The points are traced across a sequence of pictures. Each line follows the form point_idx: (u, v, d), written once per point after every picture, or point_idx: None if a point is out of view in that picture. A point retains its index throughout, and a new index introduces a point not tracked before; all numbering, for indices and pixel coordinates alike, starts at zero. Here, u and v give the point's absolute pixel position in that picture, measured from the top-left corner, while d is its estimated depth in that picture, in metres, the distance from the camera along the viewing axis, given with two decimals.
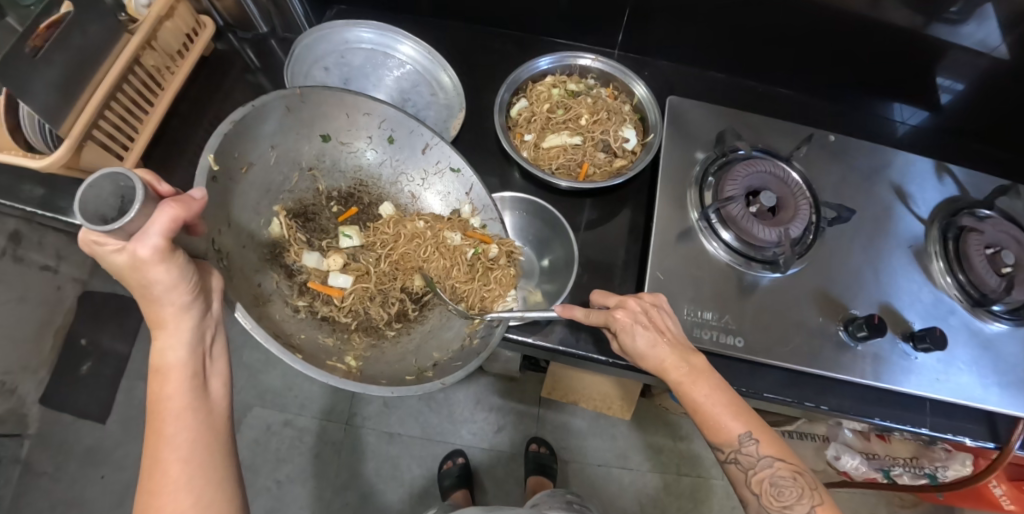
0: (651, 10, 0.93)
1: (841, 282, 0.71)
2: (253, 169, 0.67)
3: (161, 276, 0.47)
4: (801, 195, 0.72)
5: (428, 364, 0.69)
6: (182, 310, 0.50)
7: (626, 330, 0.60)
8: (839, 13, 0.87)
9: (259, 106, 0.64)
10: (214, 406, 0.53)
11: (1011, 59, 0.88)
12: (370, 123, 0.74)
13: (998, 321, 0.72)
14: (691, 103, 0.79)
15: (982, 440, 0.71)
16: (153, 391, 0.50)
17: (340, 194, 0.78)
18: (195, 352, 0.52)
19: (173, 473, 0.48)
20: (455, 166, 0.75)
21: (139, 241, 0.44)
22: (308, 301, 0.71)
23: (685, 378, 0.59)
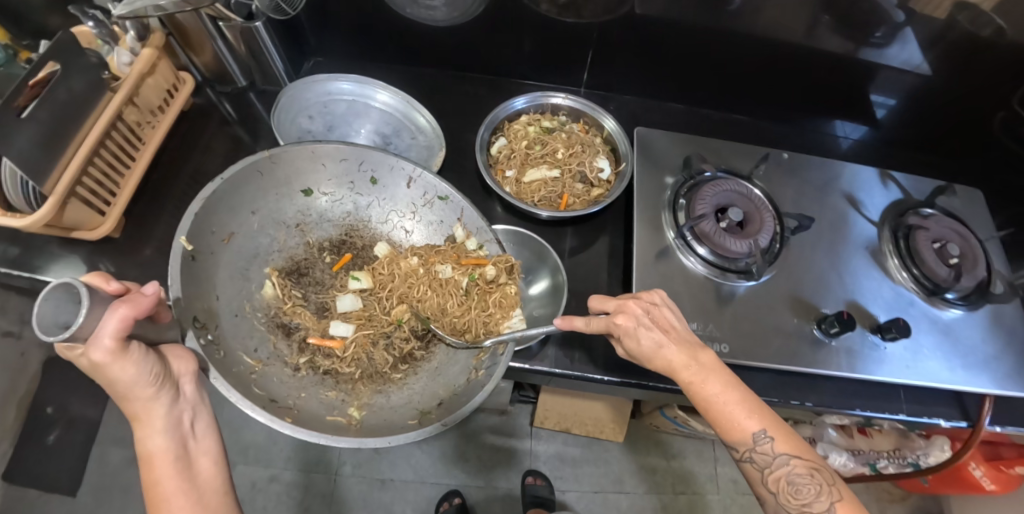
0: (611, 50, 1.02)
1: (811, 285, 0.76)
2: (236, 237, 0.71)
3: (128, 373, 0.50)
4: (765, 208, 0.77)
5: (433, 405, 0.68)
6: (151, 401, 0.53)
7: (630, 333, 0.63)
8: (779, 42, 0.97)
9: (232, 178, 0.68)
10: (202, 481, 0.58)
11: (932, 74, 0.99)
12: (348, 166, 0.77)
13: (954, 308, 0.78)
14: (656, 132, 0.85)
15: (957, 420, 0.75)
16: (147, 476, 0.55)
17: (332, 243, 0.82)
18: (176, 435, 0.56)
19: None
20: (443, 193, 0.78)
21: (92, 346, 0.47)
22: (308, 356, 0.72)
23: (695, 377, 0.61)
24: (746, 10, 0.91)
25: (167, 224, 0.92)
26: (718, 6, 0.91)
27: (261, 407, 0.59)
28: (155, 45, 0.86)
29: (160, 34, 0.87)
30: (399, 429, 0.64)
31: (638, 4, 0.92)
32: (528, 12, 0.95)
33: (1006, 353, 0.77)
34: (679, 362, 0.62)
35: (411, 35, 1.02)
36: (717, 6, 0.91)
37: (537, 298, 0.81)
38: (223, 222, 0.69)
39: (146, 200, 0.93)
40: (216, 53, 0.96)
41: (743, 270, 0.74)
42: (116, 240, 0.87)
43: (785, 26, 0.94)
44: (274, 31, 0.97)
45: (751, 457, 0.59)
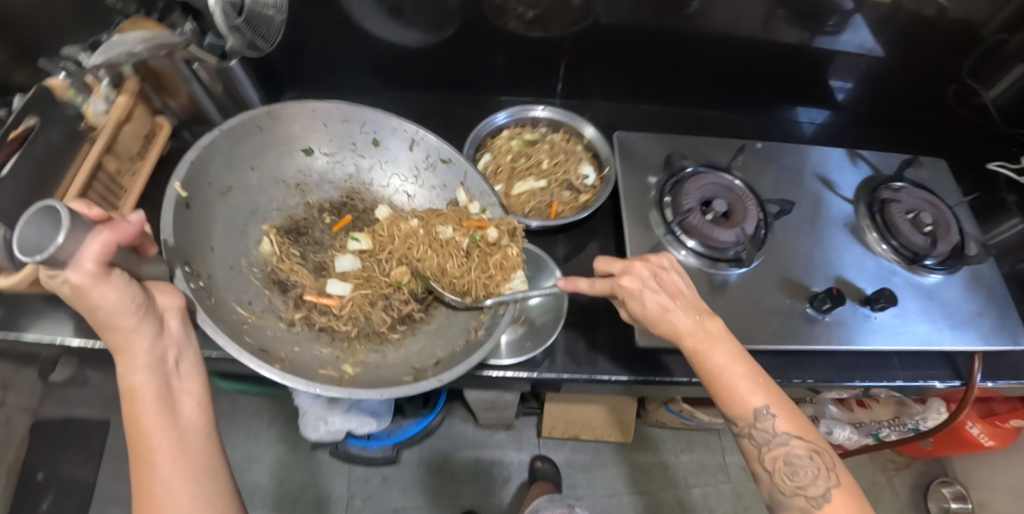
0: (581, 60, 1.05)
1: (798, 266, 0.78)
2: (234, 192, 0.73)
3: (110, 298, 0.44)
4: (747, 198, 0.80)
5: (429, 364, 0.67)
6: (134, 331, 0.47)
7: (635, 295, 0.63)
8: (739, 39, 1.01)
9: (235, 128, 0.71)
10: (189, 419, 0.50)
11: (885, 55, 1.04)
12: (350, 127, 0.80)
13: (934, 273, 0.81)
14: (635, 135, 0.88)
15: (949, 380, 0.78)
16: (128, 414, 0.47)
17: (332, 205, 0.84)
18: (160, 367, 0.49)
19: (156, 494, 0.46)
20: (446, 155, 0.82)
21: (71, 265, 0.42)
22: (304, 311, 0.72)
23: (701, 345, 0.61)
24: (701, 13, 0.97)
25: None
26: (676, 10, 0.96)
27: (249, 354, 0.58)
28: (130, 91, 0.86)
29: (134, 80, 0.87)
30: (392, 384, 0.63)
31: (602, 14, 0.96)
32: (498, 30, 0.98)
33: (986, 309, 0.81)
34: (686, 326, 0.62)
35: (385, 62, 1.04)
36: (675, 10, 0.96)
37: (541, 308, 0.81)
38: (224, 173, 0.71)
39: None
40: (192, 95, 0.96)
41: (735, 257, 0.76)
42: None
43: (741, 23, 0.99)
44: (248, 68, 0.97)
45: (750, 431, 0.58)
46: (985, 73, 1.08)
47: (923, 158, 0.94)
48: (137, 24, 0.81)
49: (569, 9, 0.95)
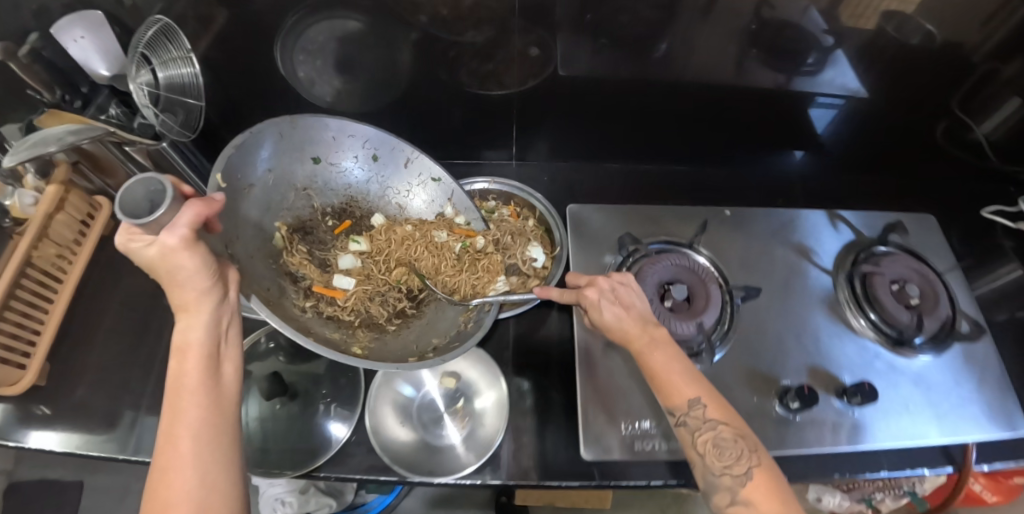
0: (543, 115, 1.00)
1: (768, 356, 0.72)
2: (253, 189, 0.70)
3: (188, 265, 0.52)
4: (710, 280, 0.74)
5: (428, 349, 0.72)
6: (203, 296, 0.54)
7: (594, 306, 0.64)
8: (711, 87, 0.94)
9: (252, 132, 0.67)
10: (225, 389, 0.53)
11: (869, 95, 0.96)
12: (353, 142, 0.77)
13: (923, 353, 0.75)
14: (589, 209, 0.83)
15: (941, 467, 0.73)
16: (175, 370, 0.52)
17: (334, 210, 0.82)
18: (214, 335, 0.54)
19: (183, 445, 0.48)
20: (438, 175, 0.82)
21: (169, 231, 0.51)
22: (312, 301, 0.74)
23: (643, 346, 0.61)
24: (670, 57, 0.87)
25: (98, 361, 0.88)
26: (642, 56, 0.87)
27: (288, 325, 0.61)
28: (60, 179, 0.83)
29: (66, 166, 0.84)
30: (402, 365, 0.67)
31: (561, 66, 0.89)
32: (451, 85, 0.92)
33: (981, 392, 0.74)
34: (636, 329, 0.62)
35: None
36: (642, 58, 0.87)
37: (481, 417, 0.78)
38: (237, 171, 0.66)
39: (74, 338, 0.89)
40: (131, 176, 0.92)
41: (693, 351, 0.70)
42: (42, 388, 0.83)
43: (714, 68, 0.90)
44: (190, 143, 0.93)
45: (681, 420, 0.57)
46: (975, 105, 0.97)
47: (908, 220, 0.86)
48: (58, 116, 0.75)
49: (528, 58, 0.87)
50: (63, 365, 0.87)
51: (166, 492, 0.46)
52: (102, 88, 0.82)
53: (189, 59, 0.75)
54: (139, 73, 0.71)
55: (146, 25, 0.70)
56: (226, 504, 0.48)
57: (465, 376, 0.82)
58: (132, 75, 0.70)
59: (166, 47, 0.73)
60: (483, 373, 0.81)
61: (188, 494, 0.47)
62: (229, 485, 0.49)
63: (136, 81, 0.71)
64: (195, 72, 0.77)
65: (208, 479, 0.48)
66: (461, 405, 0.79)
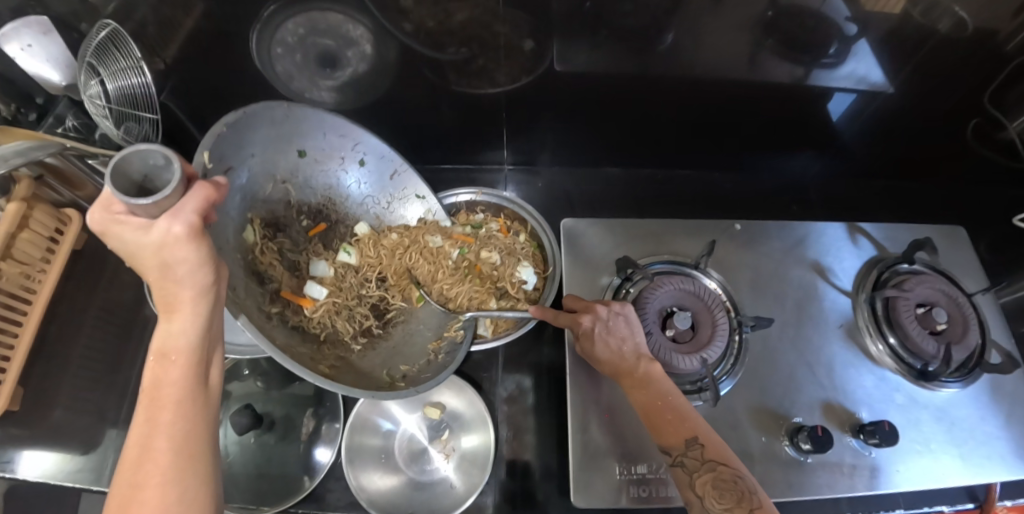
0: (538, 115, 0.92)
1: (778, 391, 0.67)
2: (231, 174, 0.57)
3: (190, 259, 0.44)
4: (717, 305, 0.67)
5: (398, 376, 0.66)
6: (200, 295, 0.45)
7: (588, 334, 0.61)
8: (723, 83, 0.85)
9: (247, 112, 0.56)
10: (212, 396, 0.46)
11: (895, 91, 0.86)
12: (346, 144, 0.69)
13: (947, 386, 0.68)
14: (585, 224, 0.76)
15: (960, 503, 0.70)
16: (154, 375, 0.44)
17: (310, 209, 0.69)
18: (205, 337, 0.46)
19: (162, 462, 0.41)
20: (423, 194, 0.77)
21: (174, 216, 0.43)
22: (278, 311, 0.61)
23: (637, 382, 0.57)
24: (676, 51, 0.78)
25: (73, 383, 0.84)
26: (647, 50, 0.78)
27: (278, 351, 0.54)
28: (21, 196, 0.75)
29: (28, 181, 0.77)
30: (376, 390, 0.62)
31: (556, 62, 0.80)
32: (440, 84, 0.84)
33: (1011, 429, 0.68)
34: (632, 358, 0.59)
35: None
36: (646, 52, 0.78)
37: (467, 457, 0.72)
38: (221, 153, 0.54)
39: None
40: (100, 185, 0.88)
41: (695, 387, 0.65)
42: (16, 412, 0.79)
43: (725, 63, 0.81)
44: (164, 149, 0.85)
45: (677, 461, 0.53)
46: (1009, 100, 0.85)
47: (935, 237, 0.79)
48: (7, 133, 0.70)
49: (522, 52, 0.78)
50: (36, 386, 0.82)
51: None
52: (59, 99, 0.77)
53: (141, 68, 0.70)
54: (87, 85, 0.69)
55: (95, 29, 0.66)
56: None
57: (449, 406, 0.76)
58: (80, 87, 0.68)
59: (115, 57, 0.68)
60: (468, 405, 0.76)
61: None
62: (211, 507, 0.43)
63: (85, 93, 0.69)
64: (148, 82, 0.72)
65: (190, 498, 0.41)
66: (447, 441, 0.74)
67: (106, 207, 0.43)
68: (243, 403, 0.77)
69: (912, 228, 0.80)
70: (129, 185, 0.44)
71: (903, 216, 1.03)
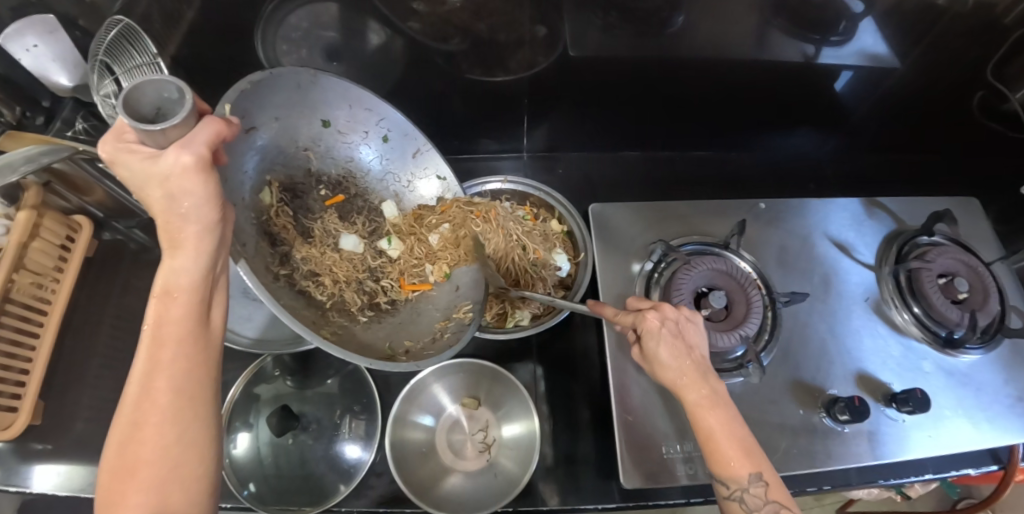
0: (554, 101, 0.92)
1: (812, 365, 0.69)
2: (255, 134, 0.56)
3: (196, 194, 0.41)
4: (751, 284, 0.69)
5: (400, 351, 0.63)
6: (205, 232, 0.43)
7: (651, 333, 0.56)
8: (735, 63, 0.85)
9: (274, 74, 0.56)
10: (214, 337, 0.45)
11: (901, 66, 0.87)
12: (369, 118, 0.68)
13: (969, 352, 0.70)
14: (612, 208, 0.78)
15: (986, 465, 0.72)
16: (156, 312, 0.42)
17: (329, 179, 0.68)
18: (208, 277, 0.44)
19: (163, 402, 0.40)
20: (444, 174, 0.74)
21: (182, 147, 0.40)
22: (287, 271, 0.59)
23: (702, 402, 0.54)
24: (685, 31, 0.77)
25: (94, 390, 0.79)
26: (657, 32, 0.77)
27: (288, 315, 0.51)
28: (30, 203, 0.72)
29: (37, 188, 0.73)
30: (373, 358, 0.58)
31: (571, 46, 0.79)
32: (451, 72, 0.83)
33: None
34: (695, 378, 0.55)
35: None
36: (658, 34, 0.78)
37: (510, 445, 0.73)
38: (244, 111, 0.54)
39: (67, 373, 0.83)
40: (109, 189, 0.83)
41: (734, 364, 0.66)
42: (38, 427, 0.75)
43: (732, 42, 0.80)
44: None
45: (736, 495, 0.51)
46: (1012, 73, 0.86)
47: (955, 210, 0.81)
48: (16, 138, 0.67)
49: (535, 38, 0.77)
50: (57, 399, 0.78)
51: (137, 453, 0.39)
52: (66, 100, 0.76)
53: (157, 65, 0.67)
54: (101, 84, 0.66)
55: (106, 26, 0.62)
56: (204, 468, 0.42)
57: (484, 397, 0.77)
58: (94, 87, 0.66)
59: (129, 53, 0.65)
60: (506, 394, 0.76)
61: (162, 459, 0.39)
62: (210, 448, 0.42)
63: (99, 93, 0.67)
64: None
65: (189, 439, 0.41)
66: (488, 430, 0.75)
67: (118, 136, 0.41)
68: (274, 404, 0.75)
69: (928, 200, 0.82)
70: (140, 119, 0.42)
71: (914, 189, 1.05)
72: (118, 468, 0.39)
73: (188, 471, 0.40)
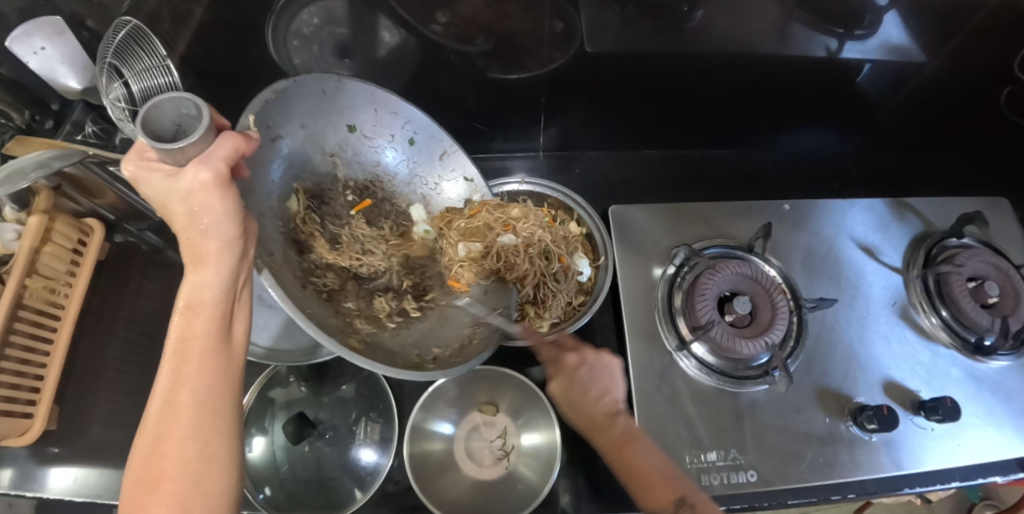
0: (570, 99, 0.90)
1: (838, 373, 0.70)
2: (281, 143, 0.56)
3: (215, 209, 0.40)
4: (776, 290, 0.70)
5: (428, 359, 0.59)
6: (226, 247, 0.42)
7: (573, 373, 0.65)
8: (756, 59, 0.83)
9: (299, 81, 0.56)
10: (236, 352, 0.43)
11: (927, 61, 0.84)
12: (395, 121, 0.67)
13: (998, 359, 0.72)
14: (632, 210, 0.80)
15: (1013, 473, 0.67)
16: (180, 328, 0.41)
17: (356, 184, 0.67)
18: (231, 290, 0.43)
19: (185, 417, 0.39)
20: (470, 174, 0.74)
21: (201, 163, 0.39)
22: (316, 279, 0.57)
23: (619, 441, 0.61)
24: (704, 26, 0.74)
25: (110, 395, 0.78)
26: (674, 27, 0.75)
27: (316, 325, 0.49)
28: (41, 208, 0.71)
29: (47, 192, 0.72)
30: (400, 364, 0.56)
31: (587, 43, 0.77)
32: (465, 69, 0.80)
33: None
34: (604, 417, 0.63)
35: None
36: (676, 30, 0.75)
37: (530, 454, 0.72)
38: (269, 120, 0.54)
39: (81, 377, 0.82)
40: (120, 193, 0.82)
41: (760, 371, 0.68)
42: (53, 432, 0.74)
43: (752, 37, 0.78)
44: None
45: None
46: None
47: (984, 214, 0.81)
48: (26, 143, 0.66)
49: (551, 34, 0.75)
50: (72, 404, 0.77)
51: (160, 467, 0.39)
52: (76, 103, 0.75)
53: (167, 67, 0.65)
54: (109, 87, 0.64)
55: (115, 28, 0.61)
56: (225, 483, 0.41)
57: (501, 404, 0.76)
58: (103, 90, 0.64)
59: (138, 55, 0.63)
60: (527, 401, 0.75)
61: (184, 473, 0.39)
62: (232, 463, 0.41)
63: (108, 97, 0.64)
64: (175, 82, 0.66)
65: (210, 454, 0.40)
66: (506, 437, 0.74)
67: (139, 155, 0.41)
68: (289, 410, 0.74)
69: (960, 201, 0.83)
70: (160, 136, 0.42)
71: (941, 189, 1.02)
72: (140, 482, 0.38)
73: (209, 486, 0.40)
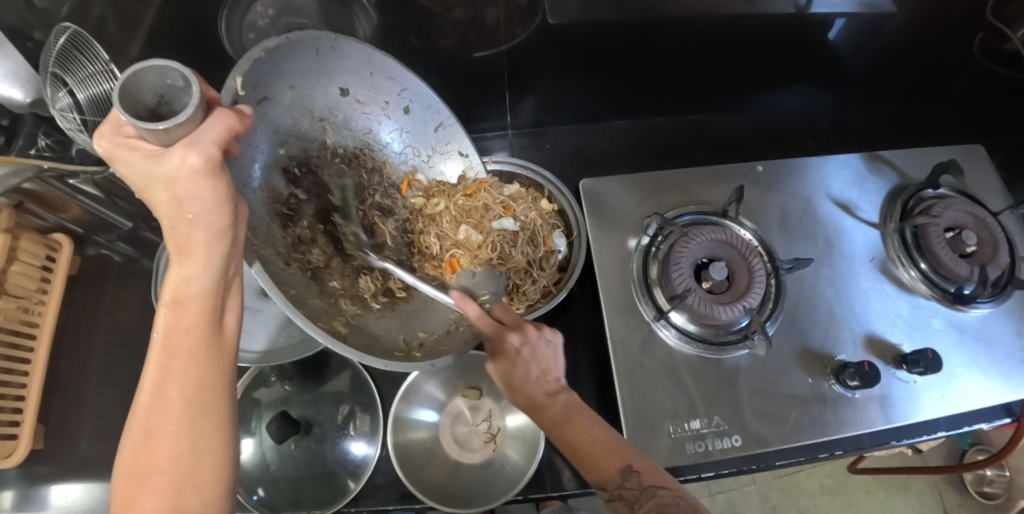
0: (537, 74, 0.88)
1: (820, 331, 0.70)
2: (268, 106, 0.53)
3: (207, 198, 0.38)
4: (750, 252, 0.70)
5: (413, 345, 0.62)
6: (216, 239, 0.40)
7: (513, 353, 0.59)
8: (725, 20, 0.81)
9: (292, 40, 0.53)
10: (228, 344, 0.42)
11: (899, 11, 0.83)
12: (391, 87, 0.65)
13: (978, 306, 0.71)
14: (604, 182, 0.79)
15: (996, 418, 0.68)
16: (167, 323, 0.40)
17: (345, 152, 0.63)
18: (222, 283, 0.42)
19: (176, 413, 0.39)
20: (466, 151, 0.72)
21: (189, 146, 0.36)
22: (300, 255, 0.55)
23: (561, 418, 0.58)
24: None
25: (94, 409, 0.77)
26: None
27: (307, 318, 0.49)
28: (4, 227, 0.67)
29: (8, 209, 0.68)
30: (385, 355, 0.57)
31: (550, 14, 0.75)
32: (428, 51, 0.78)
33: None
34: (543, 397, 0.59)
35: None
36: None
37: (516, 435, 0.73)
38: (257, 81, 0.51)
39: None
40: (85, 205, 0.81)
41: (740, 335, 0.68)
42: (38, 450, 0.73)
43: None
44: None
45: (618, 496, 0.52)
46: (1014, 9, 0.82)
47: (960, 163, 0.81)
48: None
49: (514, 8, 0.72)
50: None
51: (149, 462, 0.38)
52: (26, 116, 0.72)
53: (112, 72, 0.60)
54: (55, 97, 0.60)
55: (54, 34, 0.56)
56: (218, 476, 0.40)
57: (485, 388, 0.77)
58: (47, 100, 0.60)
59: (80, 62, 0.59)
60: None
61: (174, 469, 0.38)
62: (226, 455, 0.41)
63: (55, 107, 0.60)
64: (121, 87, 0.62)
65: (201, 448, 0.39)
66: (492, 420, 0.75)
67: (115, 129, 0.37)
68: (276, 409, 0.73)
69: (933, 152, 0.83)
70: (140, 107, 0.38)
71: (919, 140, 1.01)
72: (129, 476, 0.38)
73: (201, 480, 0.40)
